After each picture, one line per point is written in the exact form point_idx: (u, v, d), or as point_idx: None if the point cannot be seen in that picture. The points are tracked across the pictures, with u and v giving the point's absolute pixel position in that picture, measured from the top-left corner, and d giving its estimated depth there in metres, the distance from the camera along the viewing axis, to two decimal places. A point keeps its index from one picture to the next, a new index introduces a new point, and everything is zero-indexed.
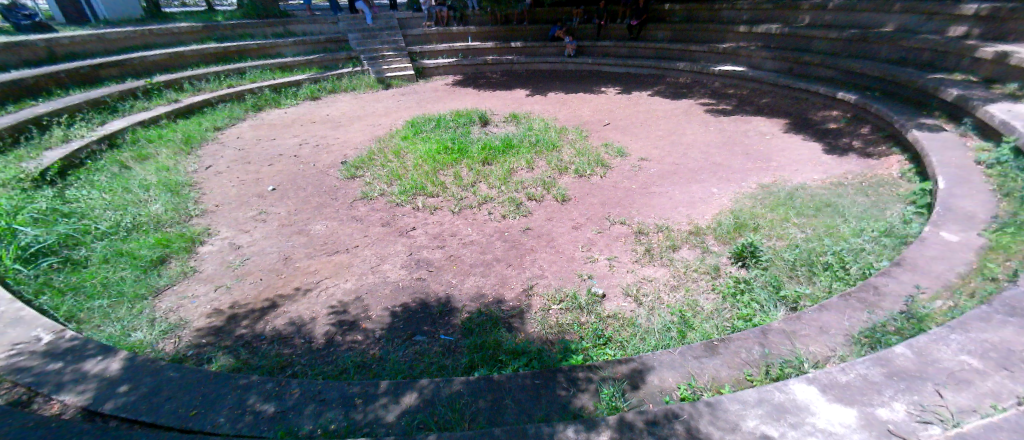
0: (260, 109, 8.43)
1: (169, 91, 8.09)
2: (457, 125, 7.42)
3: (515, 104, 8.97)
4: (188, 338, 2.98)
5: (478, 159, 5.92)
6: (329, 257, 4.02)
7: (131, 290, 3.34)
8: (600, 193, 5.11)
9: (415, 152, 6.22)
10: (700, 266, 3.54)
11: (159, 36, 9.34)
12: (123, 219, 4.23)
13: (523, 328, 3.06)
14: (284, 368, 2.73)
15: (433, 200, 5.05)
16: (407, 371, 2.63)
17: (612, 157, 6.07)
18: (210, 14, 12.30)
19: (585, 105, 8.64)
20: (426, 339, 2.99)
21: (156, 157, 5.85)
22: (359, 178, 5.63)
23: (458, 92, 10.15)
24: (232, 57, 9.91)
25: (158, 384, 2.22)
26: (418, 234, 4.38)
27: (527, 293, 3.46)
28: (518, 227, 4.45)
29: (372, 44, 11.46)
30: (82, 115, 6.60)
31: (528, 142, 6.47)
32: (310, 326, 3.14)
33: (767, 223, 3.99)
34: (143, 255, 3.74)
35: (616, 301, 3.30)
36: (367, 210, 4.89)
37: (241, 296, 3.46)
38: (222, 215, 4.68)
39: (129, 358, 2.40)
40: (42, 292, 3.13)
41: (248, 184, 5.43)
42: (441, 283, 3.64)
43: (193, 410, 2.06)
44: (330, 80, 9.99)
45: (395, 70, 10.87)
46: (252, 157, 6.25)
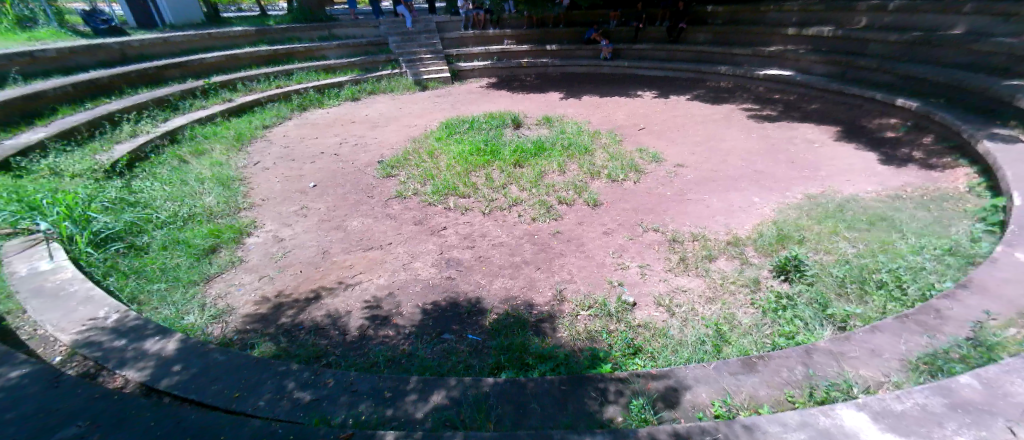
0: (305, 109, 8.82)
1: (224, 91, 8.59)
2: (490, 127, 7.47)
3: (549, 107, 8.95)
4: (235, 323, 3.15)
5: (510, 161, 5.95)
6: (364, 253, 4.14)
7: (185, 276, 3.57)
8: (633, 198, 5.02)
9: (448, 153, 6.32)
10: (738, 278, 3.40)
11: (217, 40, 9.96)
12: (180, 209, 4.51)
13: (551, 333, 3.04)
14: (319, 357, 2.83)
15: (464, 200, 5.10)
16: (435, 368, 2.68)
17: (647, 163, 5.94)
18: (262, 18, 12.97)
19: (621, 109, 8.52)
20: (453, 337, 3.02)
21: (210, 153, 6.23)
22: (394, 177, 5.78)
23: (492, 94, 10.22)
24: (281, 60, 10.42)
25: (207, 365, 2.36)
26: (449, 234, 4.44)
27: (556, 297, 3.44)
28: (548, 231, 4.43)
29: (411, 47, 11.75)
30: (149, 113, 7.11)
31: (560, 146, 6.45)
32: (345, 319, 3.24)
33: (814, 235, 3.78)
34: (196, 244, 3.98)
35: (647, 310, 3.22)
36: (401, 208, 5.00)
37: (284, 286, 3.63)
38: (267, 209, 4.92)
39: (183, 340, 2.56)
40: (110, 274, 3.40)
41: (291, 180, 5.68)
42: (470, 283, 3.67)
43: (237, 392, 2.17)
44: (370, 82, 10.33)
45: (432, 73, 11.10)
46: (296, 155, 6.53)
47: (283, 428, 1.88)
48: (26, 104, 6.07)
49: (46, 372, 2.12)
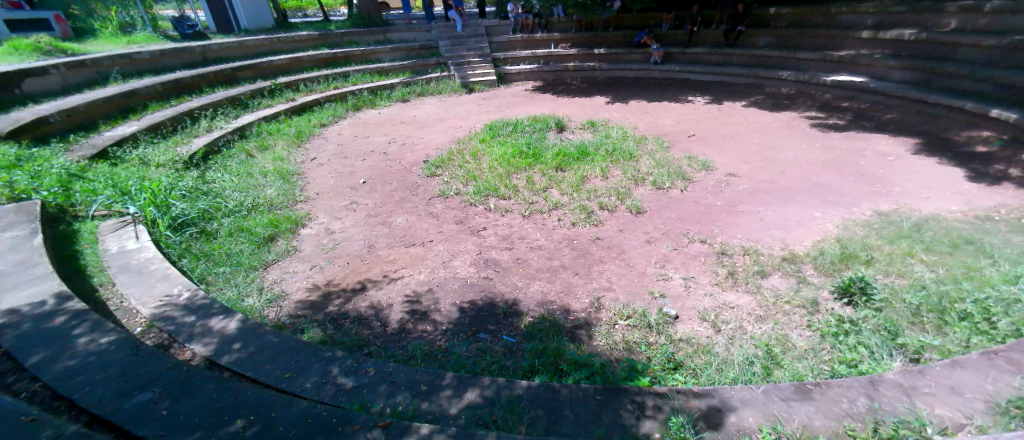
0: (358, 109, 9.23)
1: (288, 91, 9.16)
2: (534, 130, 7.47)
3: (594, 111, 8.83)
4: (288, 308, 3.34)
5: (552, 165, 5.91)
6: (407, 249, 4.26)
7: (247, 261, 3.83)
8: (679, 207, 4.84)
9: (491, 154, 6.38)
10: (794, 298, 3.18)
11: (284, 44, 10.66)
12: (245, 199, 4.85)
13: (587, 340, 2.98)
14: (361, 346, 2.94)
15: (505, 202, 5.13)
16: (470, 367, 2.70)
17: (696, 171, 5.71)
18: (323, 23, 13.72)
19: (671, 114, 8.25)
20: (488, 337, 3.04)
21: (273, 148, 6.66)
22: (438, 177, 5.91)
23: (538, 98, 10.22)
24: (339, 62, 10.98)
25: (262, 345, 2.52)
26: (488, 235, 4.48)
27: (594, 304, 3.38)
28: (588, 236, 4.36)
29: (460, 50, 11.99)
30: (222, 110, 7.70)
31: (604, 151, 6.33)
32: (387, 311, 3.34)
33: (884, 256, 3.47)
34: (257, 232, 4.26)
35: (690, 325, 3.08)
36: (443, 207, 5.10)
37: (332, 275, 3.81)
38: (321, 202, 5.18)
39: (243, 320, 2.74)
40: (184, 255, 3.72)
41: (343, 176, 5.95)
42: (507, 284, 3.67)
43: (287, 373, 2.31)
44: (419, 84, 10.65)
45: (479, 75, 11.27)
46: (348, 152, 6.84)
47: (325, 412, 1.97)
48: (122, 101, 6.69)
49: (128, 340, 2.35)
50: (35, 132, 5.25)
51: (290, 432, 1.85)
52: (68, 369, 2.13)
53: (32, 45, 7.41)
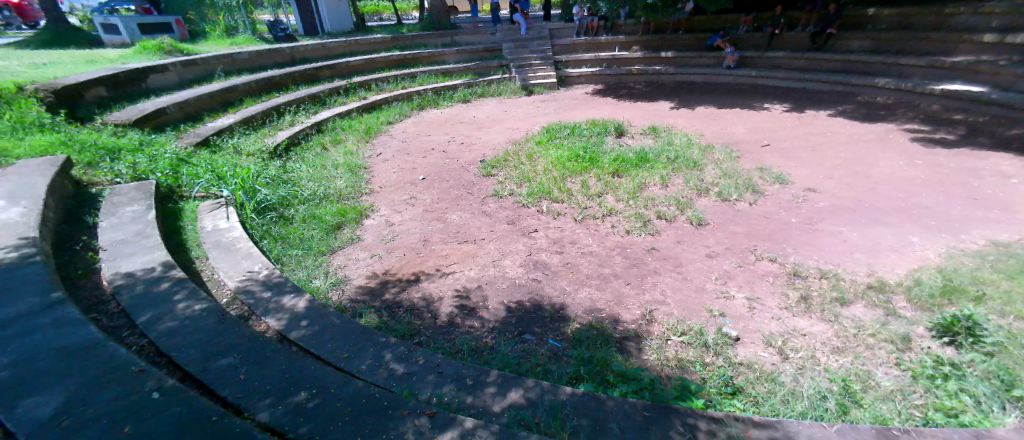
0: (422, 108, 9.60)
1: (361, 90, 9.74)
2: (592, 134, 7.34)
3: (657, 116, 8.51)
4: (349, 292, 3.55)
5: (609, 170, 5.78)
6: (459, 245, 4.36)
7: (316, 246, 4.11)
8: (746, 221, 4.53)
9: (547, 157, 6.35)
10: (881, 332, 2.85)
11: (361, 46, 11.35)
12: (317, 189, 5.21)
13: (637, 353, 2.87)
14: (412, 335, 3.05)
15: (558, 205, 5.09)
16: (514, 367, 2.70)
17: (767, 184, 5.30)
18: (396, 27, 14.45)
19: (742, 122, 7.76)
20: (534, 339, 3.02)
21: (344, 142, 7.12)
22: (493, 177, 5.98)
23: (599, 101, 10.04)
24: (409, 63, 11.50)
25: (326, 325, 2.70)
26: (539, 237, 4.46)
27: (646, 316, 3.25)
28: (643, 246, 4.20)
29: (522, 52, 12.08)
30: (304, 105, 8.35)
31: (666, 158, 6.08)
32: (437, 304, 3.43)
33: (999, 293, 3.01)
34: (327, 220, 4.56)
35: (752, 348, 2.87)
36: (496, 206, 5.16)
37: (390, 265, 3.98)
38: (383, 196, 5.44)
39: (311, 300, 2.96)
40: (265, 237, 4.08)
41: (404, 172, 6.21)
42: (556, 288, 3.63)
43: (345, 354, 2.46)
44: (481, 86, 10.87)
45: (540, 78, 11.29)
46: (411, 149, 7.14)
47: (376, 395, 2.07)
48: (223, 95, 7.44)
49: (215, 309, 2.62)
50: (154, 122, 5.98)
51: (346, 409, 1.98)
52: (167, 330, 2.41)
53: (157, 45, 8.48)
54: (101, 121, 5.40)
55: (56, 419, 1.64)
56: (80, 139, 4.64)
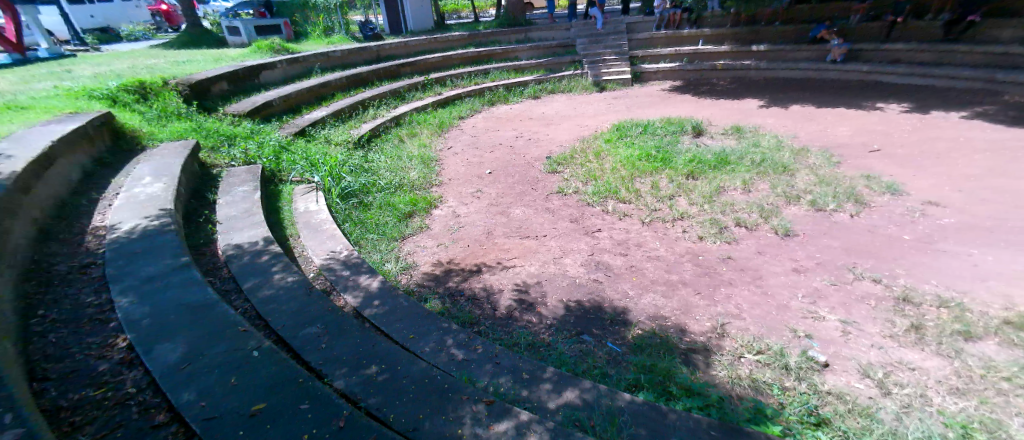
0: (493, 104, 9.77)
1: (437, 86, 10.14)
2: (666, 133, 6.98)
3: (742, 116, 7.89)
4: (417, 278, 3.73)
5: (684, 172, 5.47)
6: (521, 240, 4.39)
7: (389, 232, 4.37)
8: (843, 235, 4.05)
9: (615, 156, 6.16)
10: (1017, 377, 2.42)
11: (440, 43, 11.82)
12: (393, 179, 5.53)
13: (704, 367, 2.70)
14: (473, 324, 3.14)
15: (624, 206, 4.93)
16: (570, 366, 2.66)
17: (873, 194, 4.69)
18: (473, 24, 14.83)
19: (845, 123, 6.94)
20: (592, 340, 2.96)
21: (419, 136, 7.48)
22: (558, 173, 5.93)
23: (676, 98, 9.53)
24: (483, 60, 11.75)
25: (395, 306, 2.88)
26: (603, 237, 4.35)
27: (716, 329, 3.05)
28: (717, 254, 3.94)
29: (596, 48, 11.79)
30: (385, 100, 8.88)
31: (749, 161, 5.63)
32: (496, 296, 3.49)
33: None
34: (400, 208, 4.83)
35: (843, 377, 2.57)
36: (560, 204, 5.11)
37: (454, 255, 4.13)
38: (451, 188, 5.64)
39: (383, 282, 3.16)
40: (347, 220, 4.42)
41: (472, 166, 6.37)
42: (617, 291, 3.52)
43: (411, 336, 2.62)
44: (552, 82, 10.81)
45: (613, 74, 10.96)
46: (480, 144, 7.32)
47: (438, 378, 2.17)
48: (318, 90, 8.14)
49: (302, 282, 2.89)
50: (262, 114, 6.71)
51: (410, 387, 2.10)
52: (265, 297, 2.72)
53: (268, 45, 9.51)
54: (222, 113, 6.17)
55: (181, 364, 1.94)
56: (205, 127, 5.37)
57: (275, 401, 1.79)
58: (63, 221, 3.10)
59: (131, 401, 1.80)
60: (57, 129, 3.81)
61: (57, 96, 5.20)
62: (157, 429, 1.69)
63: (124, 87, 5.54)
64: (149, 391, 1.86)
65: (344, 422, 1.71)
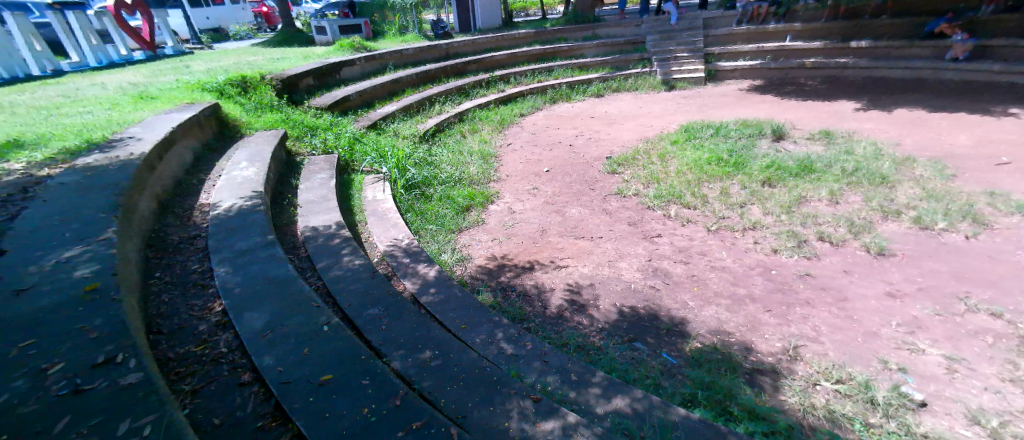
0: (555, 102, 9.68)
1: (501, 83, 10.19)
2: (740, 136, 6.51)
3: (832, 119, 7.15)
4: (471, 270, 3.81)
5: (758, 178, 5.08)
6: (576, 240, 4.31)
7: (447, 224, 4.50)
8: (952, 259, 3.55)
9: (682, 158, 5.86)
10: None
11: (506, 41, 11.92)
12: (454, 172, 5.68)
13: (772, 391, 2.49)
14: (522, 320, 3.13)
15: (688, 211, 4.68)
16: (621, 372, 2.58)
17: (996, 215, 4.05)
18: (541, 21, 14.80)
19: (962, 131, 6.05)
20: (645, 349, 2.84)
21: (481, 132, 7.62)
22: (619, 174, 5.76)
23: (753, 99, 8.86)
24: (548, 58, 11.69)
25: (449, 296, 2.98)
26: (663, 243, 4.15)
27: (787, 351, 2.80)
28: (793, 270, 3.62)
29: (668, 45, 11.25)
30: (450, 96, 9.07)
31: (838, 169, 5.10)
32: (547, 295, 3.47)
33: None
34: (458, 201, 4.96)
35: (944, 421, 2.26)
36: (618, 205, 4.96)
37: (508, 250, 4.16)
38: (508, 184, 5.68)
39: (439, 271, 3.27)
40: (408, 210, 4.62)
41: (530, 163, 6.37)
42: (676, 300, 3.35)
43: (462, 326, 2.69)
44: (618, 80, 10.50)
45: (685, 72, 10.43)
46: (539, 141, 7.30)
47: (488, 370, 2.21)
48: (390, 86, 8.54)
49: (367, 265, 3.07)
50: (341, 107, 7.19)
51: (461, 376, 2.16)
52: (334, 277, 2.93)
53: (349, 44, 10.17)
54: (307, 106, 6.69)
55: (263, 332, 2.14)
56: (292, 119, 5.87)
57: (340, 373, 1.92)
58: (176, 197, 3.55)
59: (222, 359, 2.03)
60: (175, 117, 4.37)
61: (175, 88, 5.95)
62: (242, 387, 1.88)
63: (229, 81, 6.21)
64: (237, 352, 2.08)
65: (400, 401, 1.80)
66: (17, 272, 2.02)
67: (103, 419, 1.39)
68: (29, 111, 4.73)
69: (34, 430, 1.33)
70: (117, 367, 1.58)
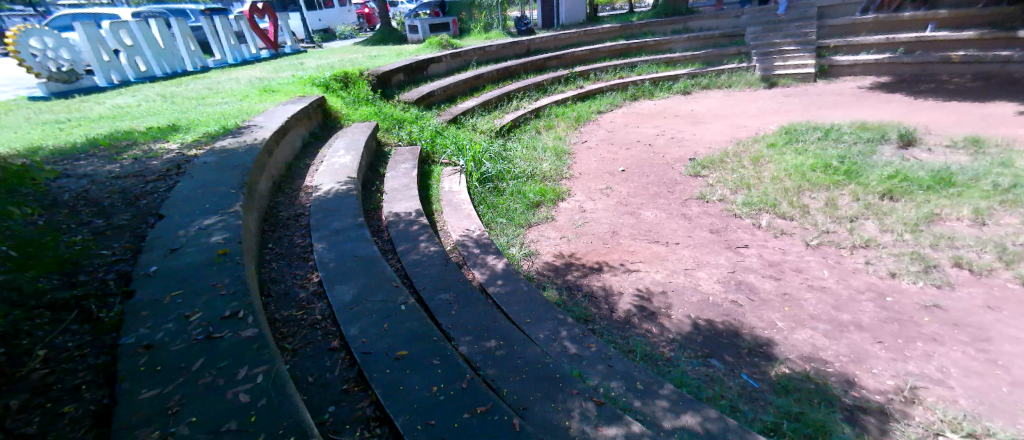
0: (636, 99, 9.25)
1: (581, 79, 9.97)
2: (854, 140, 5.72)
3: (982, 124, 6.00)
4: (538, 265, 3.80)
5: (877, 190, 4.45)
6: (649, 244, 4.10)
7: (518, 219, 4.54)
8: None
9: (779, 163, 5.31)
10: None
11: (589, 36, 11.67)
12: (526, 168, 5.70)
13: (878, 434, 2.17)
14: (587, 320, 3.05)
15: (784, 222, 4.23)
16: (693, 388, 2.41)
17: None
18: (628, 15, 14.25)
19: None
20: (722, 367, 2.63)
21: (557, 128, 7.56)
22: (702, 177, 5.37)
23: (875, 99, 7.72)
24: (632, 53, 11.26)
25: (516, 289, 3.01)
26: (750, 254, 3.80)
27: (901, 392, 2.42)
28: (912, 299, 3.11)
29: (772, 37, 10.13)
30: (529, 92, 9.05)
31: (987, 184, 4.32)
32: (615, 298, 3.34)
33: None
34: (529, 197, 4.98)
35: None
36: (700, 211, 4.62)
37: (576, 249, 4.08)
38: (581, 182, 5.57)
39: (507, 265, 3.31)
40: (481, 203, 4.73)
41: (605, 162, 6.18)
42: (762, 318, 3.05)
43: (528, 320, 2.71)
44: (709, 76, 9.78)
45: (790, 68, 9.41)
46: (616, 139, 7.05)
47: (551, 366, 2.21)
48: (473, 82, 8.78)
49: (441, 253, 3.21)
50: (426, 102, 7.56)
51: (525, 368, 2.18)
52: (412, 261, 3.11)
53: (438, 42, 10.68)
54: (397, 100, 7.16)
55: (351, 304, 2.35)
56: (383, 112, 6.32)
57: (414, 351, 2.04)
58: (287, 179, 4.02)
59: (316, 325, 2.26)
60: (290, 108, 4.93)
61: (291, 83, 6.72)
62: (332, 352, 2.08)
63: (334, 77, 6.85)
64: (329, 320, 2.30)
65: (466, 384, 1.86)
66: (171, 234, 2.43)
67: (226, 364, 1.62)
68: (182, 101, 5.66)
69: (179, 366, 1.61)
70: (238, 321, 1.84)
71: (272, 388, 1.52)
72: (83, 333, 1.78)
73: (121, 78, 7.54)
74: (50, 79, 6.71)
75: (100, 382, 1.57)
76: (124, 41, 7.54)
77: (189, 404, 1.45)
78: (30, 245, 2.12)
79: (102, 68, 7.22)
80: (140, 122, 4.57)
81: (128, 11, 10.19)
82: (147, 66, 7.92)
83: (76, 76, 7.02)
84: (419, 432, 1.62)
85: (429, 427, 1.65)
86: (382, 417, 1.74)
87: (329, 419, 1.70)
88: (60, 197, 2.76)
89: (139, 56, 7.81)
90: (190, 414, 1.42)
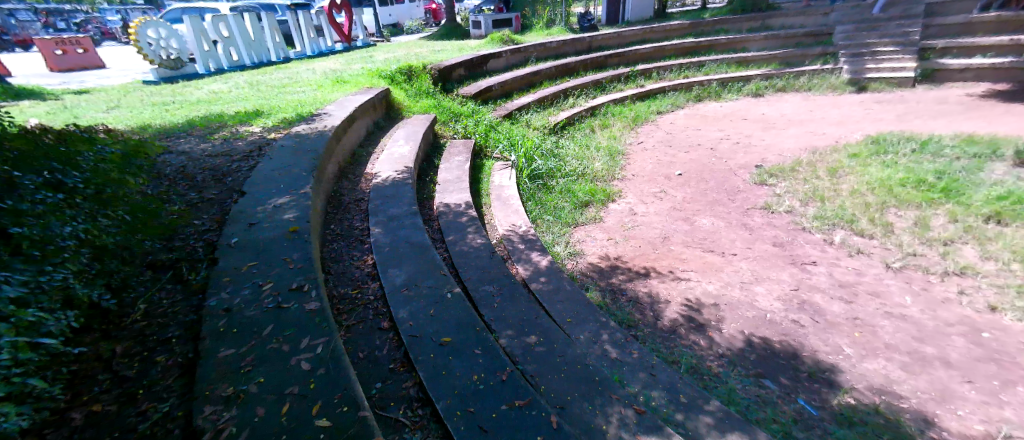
0: (700, 100, 8.81)
1: (641, 78, 9.62)
2: (955, 155, 5.10)
3: None
4: (584, 265, 3.76)
5: (980, 212, 3.98)
6: (703, 253, 3.92)
7: (565, 218, 4.50)
8: None
9: (862, 176, 4.86)
10: None
11: (656, 33, 11.27)
12: (578, 166, 5.63)
13: None
14: (628, 325, 2.98)
15: (861, 239, 3.88)
16: (741, 407, 2.28)
17: None
18: (700, 11, 13.54)
19: None
20: (775, 388, 2.47)
21: (612, 127, 7.38)
22: (768, 186, 5.03)
23: (986, 109, 6.82)
24: (699, 51, 10.75)
25: (558, 287, 3.02)
26: (817, 272, 3.52)
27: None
28: (1011, 338, 2.75)
29: (865, 38, 9.26)
30: (586, 90, 8.88)
31: None
32: (662, 306, 3.22)
33: None
34: (579, 196, 4.91)
35: None
36: (763, 222, 4.33)
37: (624, 252, 3.99)
38: (634, 184, 5.42)
39: (551, 262, 3.31)
40: (530, 199, 4.75)
41: (661, 164, 5.96)
42: (827, 342, 2.82)
43: (568, 319, 2.71)
44: (784, 78, 9.12)
45: (883, 71, 8.54)
46: (675, 141, 6.78)
47: (591, 368, 2.20)
48: (530, 78, 8.78)
49: (487, 246, 3.26)
50: (483, 97, 7.67)
51: (564, 367, 2.18)
52: (460, 252, 3.19)
53: (500, 37, 10.80)
54: (455, 94, 7.33)
55: (402, 288, 2.47)
56: (442, 105, 6.50)
57: (458, 338, 2.12)
58: (351, 165, 4.27)
59: (369, 304, 2.39)
60: (357, 99, 5.21)
61: (360, 75, 7.09)
62: (382, 331, 2.19)
63: (399, 70, 7.16)
64: (381, 301, 2.43)
65: (505, 377, 1.89)
66: (251, 210, 2.68)
67: (292, 333, 1.77)
68: (266, 88, 6.17)
69: (252, 331, 1.77)
70: (303, 294, 2.00)
71: (330, 359, 1.64)
72: (175, 292, 2.03)
73: (217, 67, 8.32)
74: (161, 65, 7.60)
75: (187, 336, 1.77)
76: (222, 33, 8.36)
77: (258, 366, 1.60)
78: (139, 211, 2.44)
79: (202, 57, 8.03)
80: (230, 107, 5.05)
81: (227, 6, 11.25)
82: (239, 57, 8.70)
83: (181, 64, 7.90)
84: (460, 417, 1.68)
85: (467, 414, 1.70)
86: (424, 399, 1.81)
87: (376, 394, 1.81)
88: (164, 172, 3.14)
89: (233, 47, 8.60)
90: (259, 375, 1.56)
